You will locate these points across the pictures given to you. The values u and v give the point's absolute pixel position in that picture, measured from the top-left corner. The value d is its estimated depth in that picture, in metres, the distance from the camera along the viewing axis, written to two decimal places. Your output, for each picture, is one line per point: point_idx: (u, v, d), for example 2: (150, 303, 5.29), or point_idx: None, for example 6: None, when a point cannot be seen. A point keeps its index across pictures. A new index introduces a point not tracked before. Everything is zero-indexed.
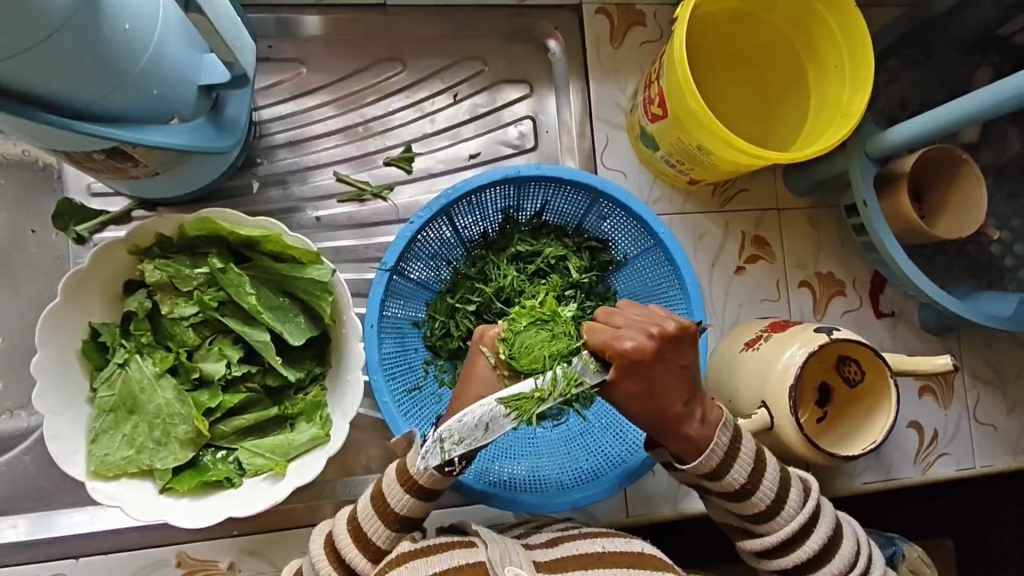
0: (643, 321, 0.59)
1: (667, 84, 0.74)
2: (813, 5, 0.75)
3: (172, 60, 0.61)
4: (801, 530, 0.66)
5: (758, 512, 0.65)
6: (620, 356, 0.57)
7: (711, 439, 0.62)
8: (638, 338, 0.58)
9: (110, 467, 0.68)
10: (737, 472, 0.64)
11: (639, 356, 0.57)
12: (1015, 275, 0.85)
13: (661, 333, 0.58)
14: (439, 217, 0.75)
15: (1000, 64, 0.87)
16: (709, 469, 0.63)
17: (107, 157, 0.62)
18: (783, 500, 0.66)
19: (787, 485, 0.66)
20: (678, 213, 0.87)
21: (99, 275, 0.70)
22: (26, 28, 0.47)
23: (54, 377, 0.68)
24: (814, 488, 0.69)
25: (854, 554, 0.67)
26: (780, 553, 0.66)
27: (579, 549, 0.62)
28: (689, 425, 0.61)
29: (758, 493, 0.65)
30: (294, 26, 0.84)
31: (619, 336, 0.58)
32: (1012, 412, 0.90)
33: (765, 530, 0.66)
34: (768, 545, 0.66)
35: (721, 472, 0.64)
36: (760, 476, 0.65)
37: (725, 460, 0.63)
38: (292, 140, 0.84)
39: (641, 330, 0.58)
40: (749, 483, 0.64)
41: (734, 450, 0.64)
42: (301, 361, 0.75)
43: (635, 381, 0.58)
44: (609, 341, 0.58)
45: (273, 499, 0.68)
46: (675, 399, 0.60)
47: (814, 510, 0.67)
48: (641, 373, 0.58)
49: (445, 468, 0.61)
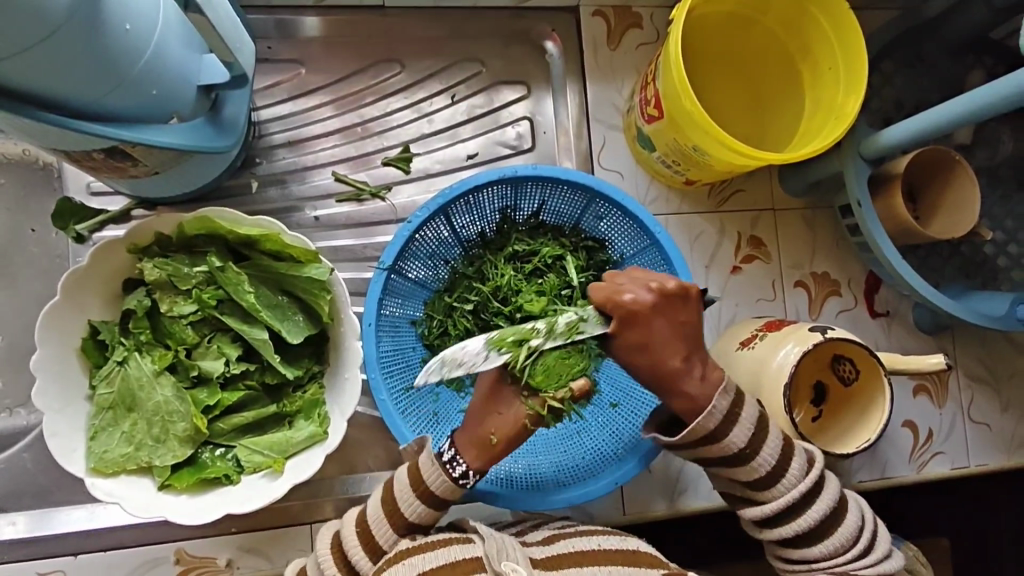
0: (646, 279, 0.63)
1: (662, 85, 0.74)
2: (807, 8, 0.76)
3: (171, 61, 0.61)
4: (803, 498, 0.67)
5: (758, 478, 0.67)
6: (619, 307, 0.61)
7: (710, 400, 0.64)
8: (638, 292, 0.62)
9: (109, 464, 0.68)
10: (737, 435, 0.65)
11: (637, 307, 0.61)
12: (1008, 275, 0.86)
13: (660, 288, 0.62)
14: (436, 217, 0.76)
15: (994, 66, 0.88)
16: (705, 433, 0.64)
17: (106, 156, 0.63)
18: (785, 469, 0.66)
19: (789, 455, 0.67)
20: (674, 213, 0.88)
21: (99, 273, 0.71)
22: (28, 27, 0.47)
23: (53, 375, 0.69)
24: (819, 460, 0.68)
25: (857, 528, 0.67)
26: (781, 522, 0.67)
27: (574, 546, 0.62)
28: (688, 383, 0.63)
29: (756, 459, 0.66)
30: (293, 28, 0.85)
31: (619, 290, 0.62)
32: (1006, 411, 0.91)
33: (766, 497, 0.67)
34: (768, 513, 0.67)
35: (718, 436, 0.65)
36: (760, 443, 0.66)
37: (723, 425, 0.64)
38: (291, 141, 0.85)
39: (642, 285, 0.62)
40: (749, 448, 0.66)
41: (734, 416, 0.65)
42: (299, 359, 0.75)
43: (633, 333, 0.61)
44: (608, 295, 0.62)
45: (271, 497, 0.69)
46: (672, 354, 0.62)
47: (816, 481, 0.67)
48: (638, 326, 0.61)
49: (458, 480, 0.64)
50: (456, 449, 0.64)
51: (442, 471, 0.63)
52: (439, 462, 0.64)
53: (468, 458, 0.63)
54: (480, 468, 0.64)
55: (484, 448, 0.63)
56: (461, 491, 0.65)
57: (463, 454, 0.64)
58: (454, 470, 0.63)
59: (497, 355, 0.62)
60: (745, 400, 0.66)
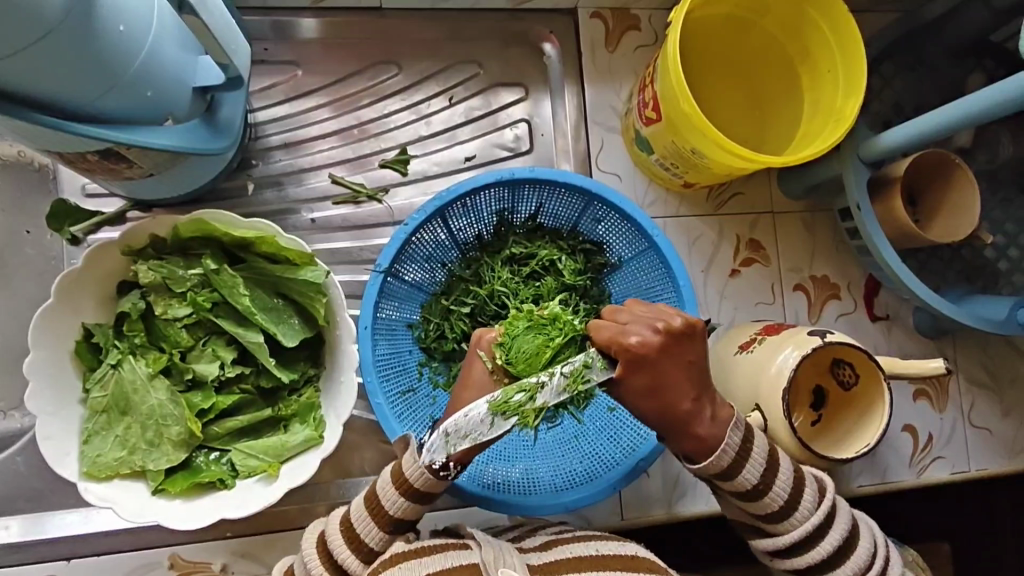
0: (650, 317, 0.61)
1: (661, 88, 0.74)
2: (805, 10, 0.75)
3: (167, 62, 0.61)
4: (816, 531, 0.66)
5: (770, 512, 0.66)
6: (625, 350, 0.60)
7: (721, 439, 0.63)
8: (643, 333, 0.60)
9: (102, 468, 0.67)
10: (749, 471, 0.65)
11: (644, 351, 0.60)
12: (1009, 279, 0.85)
13: (666, 328, 0.61)
14: (433, 220, 0.75)
15: (994, 69, 0.87)
16: (719, 469, 0.64)
17: (101, 158, 0.62)
18: (797, 502, 0.66)
19: (801, 487, 0.67)
20: (673, 216, 0.87)
21: (93, 275, 0.70)
22: (21, 28, 0.47)
23: (46, 378, 0.68)
24: (829, 487, 0.68)
25: (869, 555, 0.67)
26: (792, 554, 0.67)
27: (573, 553, 0.62)
28: (699, 425, 0.62)
29: (770, 494, 0.65)
30: (290, 29, 0.84)
31: (624, 331, 0.60)
32: (1007, 415, 0.90)
33: (779, 530, 0.67)
34: (780, 547, 0.67)
35: (733, 472, 0.65)
36: (773, 476, 0.66)
37: (735, 462, 0.64)
38: (288, 142, 0.84)
39: (648, 325, 0.61)
40: (762, 483, 0.65)
41: (747, 450, 0.65)
42: (295, 362, 0.75)
43: (641, 376, 0.60)
44: (612, 337, 0.60)
45: (267, 501, 0.68)
46: (682, 396, 0.61)
47: (828, 512, 0.67)
48: (645, 368, 0.60)
49: (439, 472, 0.61)
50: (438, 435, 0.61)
51: (421, 464, 0.62)
52: (420, 453, 0.62)
53: (452, 450, 0.60)
54: (461, 461, 0.61)
55: (467, 441, 0.60)
56: (442, 486, 0.63)
57: (445, 446, 0.61)
58: (433, 462, 0.61)
59: (502, 422, 0.59)
60: (754, 433, 0.66)
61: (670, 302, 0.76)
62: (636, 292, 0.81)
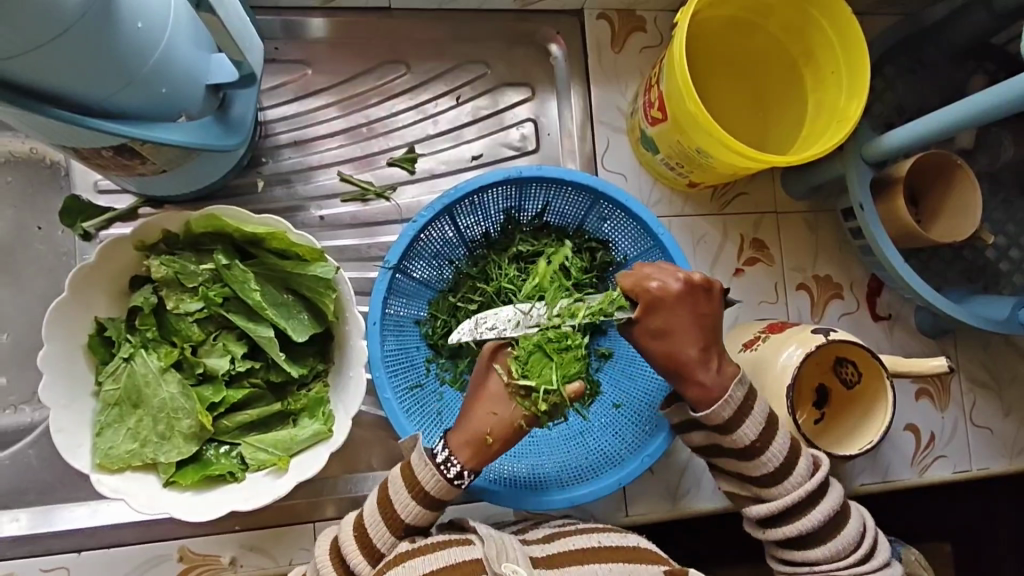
0: (674, 271, 0.68)
1: (666, 87, 0.75)
2: (810, 13, 0.76)
3: (181, 60, 0.62)
4: (807, 499, 0.67)
5: (764, 475, 0.68)
6: (646, 292, 0.66)
7: (725, 389, 0.66)
8: (666, 280, 0.66)
9: (114, 460, 0.68)
10: (748, 428, 0.67)
11: (663, 294, 0.65)
12: (1010, 279, 0.86)
13: (687, 278, 0.66)
14: (441, 217, 0.76)
15: (996, 72, 0.88)
16: (718, 422, 0.67)
17: (116, 154, 0.63)
18: (790, 467, 0.67)
19: (797, 452, 0.68)
20: (677, 215, 0.88)
21: (106, 270, 0.71)
22: (43, 22, 0.48)
23: (59, 372, 0.69)
24: (824, 463, 0.69)
25: (858, 534, 0.68)
26: (783, 521, 0.68)
27: (574, 545, 0.63)
28: (704, 373, 0.66)
29: (766, 454, 0.67)
30: (299, 29, 0.85)
31: (647, 277, 0.66)
32: (1008, 415, 0.91)
33: (770, 494, 0.68)
34: (771, 512, 0.68)
35: (732, 426, 0.67)
36: (771, 437, 0.67)
37: (734, 417, 0.66)
38: (296, 141, 0.85)
39: (671, 274, 0.67)
40: (760, 441, 0.67)
41: (747, 408, 0.67)
42: (304, 357, 0.75)
43: (655, 318, 0.66)
44: (636, 282, 0.66)
45: (275, 494, 0.69)
46: (689, 343, 0.66)
47: (822, 484, 0.68)
48: (661, 311, 0.66)
49: (453, 481, 0.64)
50: (450, 448, 0.64)
51: (435, 471, 0.64)
52: (433, 461, 0.64)
53: (462, 457, 0.64)
54: (474, 468, 0.64)
55: (478, 450, 0.64)
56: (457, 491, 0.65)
57: (458, 453, 0.64)
58: (449, 470, 0.64)
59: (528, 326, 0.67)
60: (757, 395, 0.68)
61: None
62: None
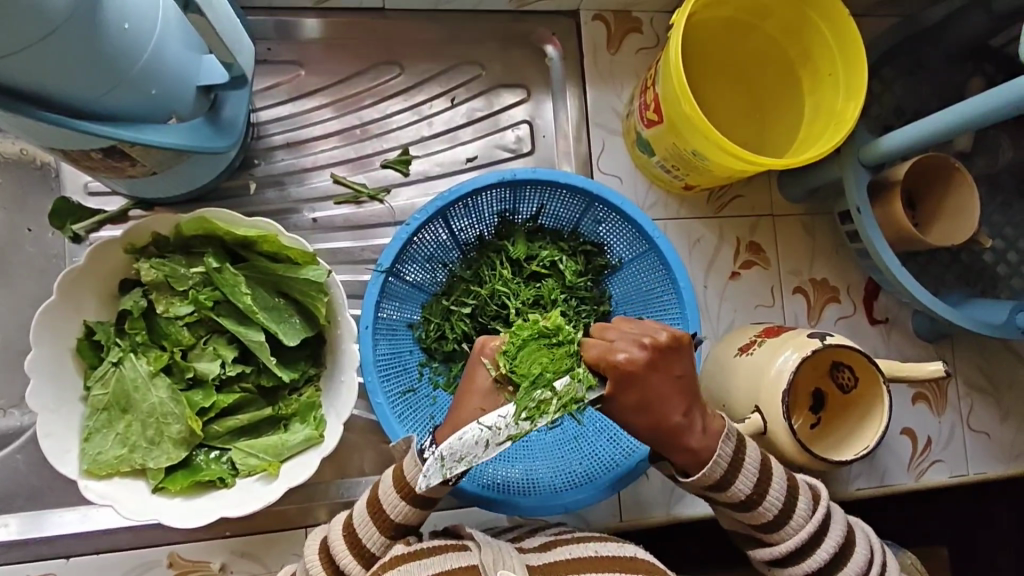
0: (636, 334, 0.62)
1: (663, 90, 0.74)
2: (807, 15, 0.75)
3: (171, 61, 0.61)
4: (811, 537, 0.67)
5: (765, 522, 0.67)
6: (613, 367, 0.60)
7: (712, 451, 0.64)
8: (631, 351, 0.60)
9: (102, 466, 0.67)
10: (743, 483, 0.66)
11: (632, 368, 0.60)
12: (1008, 283, 0.86)
13: (653, 343, 0.61)
14: (435, 219, 0.76)
15: (994, 74, 0.88)
16: (712, 482, 0.65)
17: (104, 156, 0.62)
18: (791, 511, 0.67)
19: (795, 495, 0.68)
20: (673, 218, 0.88)
21: (95, 273, 0.70)
22: (28, 23, 0.47)
23: (48, 376, 0.68)
24: (824, 494, 0.70)
25: (867, 561, 0.68)
26: (790, 562, 0.68)
27: (572, 553, 0.62)
28: (691, 437, 0.63)
29: (763, 504, 0.66)
30: (293, 29, 0.85)
31: (612, 349, 0.61)
32: (1005, 419, 0.91)
33: (775, 539, 0.68)
34: (779, 555, 0.68)
35: (727, 483, 0.65)
36: (767, 486, 0.67)
37: (728, 474, 0.65)
38: (289, 142, 0.84)
39: (634, 342, 0.61)
40: (756, 493, 0.66)
41: (739, 462, 0.65)
42: (296, 362, 0.75)
43: (630, 394, 0.60)
44: (601, 354, 0.61)
45: (266, 500, 0.68)
46: (672, 411, 0.61)
47: (823, 518, 0.68)
48: (636, 385, 0.60)
49: (441, 478, 0.61)
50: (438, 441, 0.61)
51: (422, 469, 0.62)
52: (421, 457, 0.62)
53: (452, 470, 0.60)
54: (460, 472, 0.60)
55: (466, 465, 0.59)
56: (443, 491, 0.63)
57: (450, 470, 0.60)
58: (431, 470, 0.60)
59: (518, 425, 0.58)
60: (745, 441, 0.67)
61: (672, 304, 0.77)
62: (635, 295, 0.82)
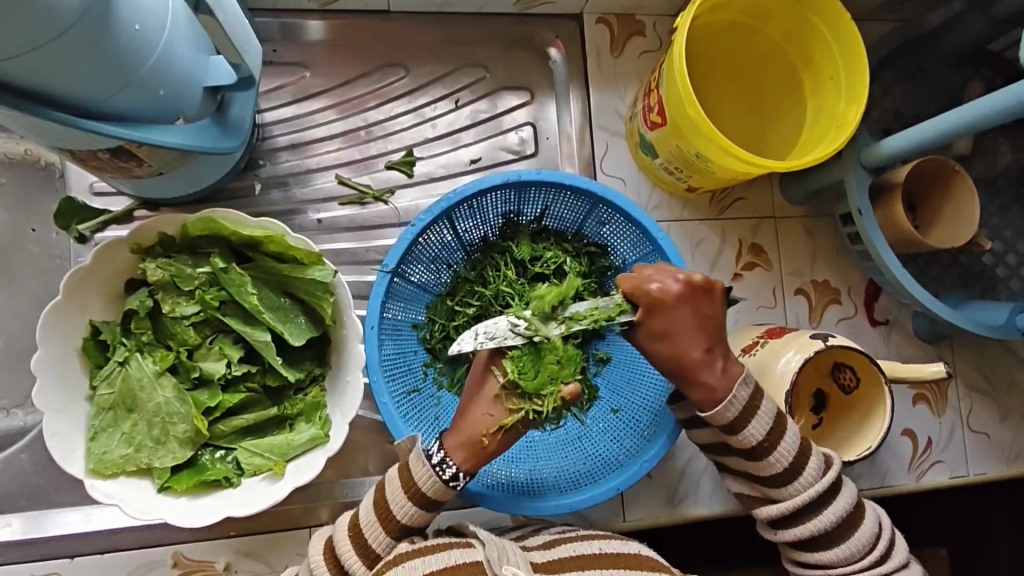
0: (675, 272, 0.66)
1: (667, 91, 0.75)
2: (809, 18, 0.76)
3: (179, 62, 0.61)
4: (818, 499, 0.67)
5: (773, 474, 0.68)
6: (645, 294, 0.63)
7: (729, 390, 0.66)
8: (665, 281, 0.64)
9: (108, 465, 0.67)
10: (755, 428, 0.67)
11: (662, 296, 0.63)
12: (1007, 284, 0.86)
13: (688, 279, 0.64)
14: (440, 221, 0.76)
15: (993, 79, 0.88)
16: (725, 422, 0.66)
17: (111, 156, 0.63)
18: (799, 469, 0.67)
19: (807, 453, 0.68)
20: (676, 219, 0.88)
21: (101, 273, 0.71)
22: (40, 25, 0.47)
23: (54, 376, 0.68)
24: (836, 463, 0.69)
25: (874, 535, 0.68)
26: (795, 521, 0.68)
27: (574, 551, 0.62)
28: (709, 374, 0.65)
29: (774, 454, 0.67)
30: (297, 31, 0.85)
31: (646, 279, 0.64)
32: (1004, 420, 0.91)
33: (782, 494, 0.68)
34: (783, 512, 0.68)
35: (738, 427, 0.67)
36: (780, 436, 0.67)
37: (742, 416, 0.66)
38: (294, 143, 0.85)
39: (672, 277, 0.65)
40: (768, 442, 0.67)
41: (755, 407, 0.67)
42: (301, 361, 0.75)
43: (656, 321, 0.64)
44: (636, 285, 0.64)
45: (272, 499, 0.69)
46: (695, 345, 0.64)
47: (831, 485, 0.68)
48: (660, 314, 0.64)
49: (449, 481, 0.63)
50: (445, 449, 0.63)
51: (432, 471, 0.63)
52: (430, 462, 0.63)
53: (457, 458, 0.63)
54: (471, 470, 0.64)
55: (473, 449, 0.63)
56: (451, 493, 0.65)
57: (452, 455, 0.63)
58: (444, 472, 0.63)
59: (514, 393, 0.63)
60: (763, 392, 0.68)
61: None
62: None
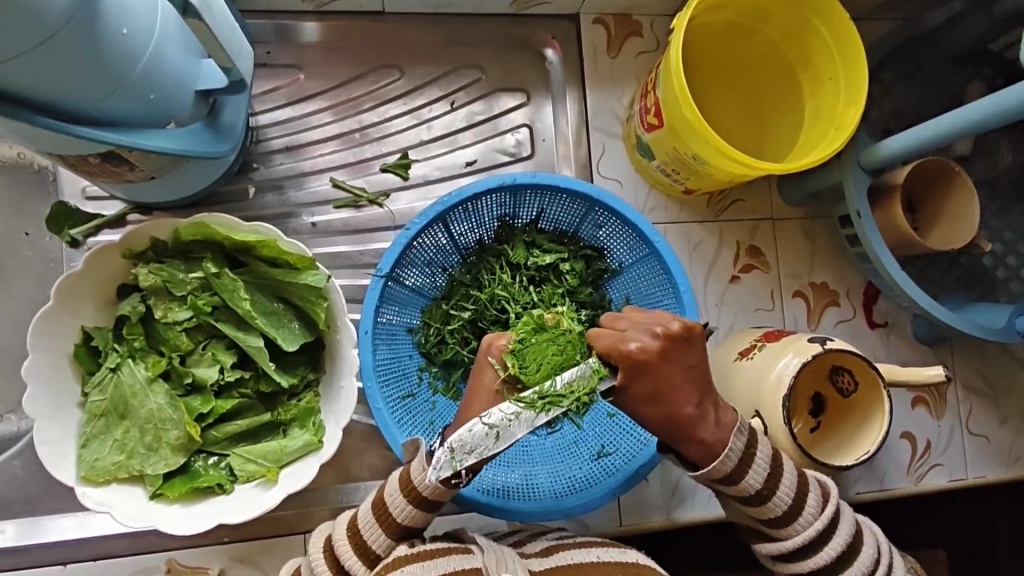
0: (648, 324, 0.63)
1: (663, 93, 0.74)
2: (807, 19, 0.75)
3: (170, 66, 0.61)
4: (821, 533, 0.66)
5: (774, 517, 0.66)
6: (626, 357, 0.61)
7: (725, 443, 0.63)
8: (643, 339, 0.61)
9: (99, 472, 0.67)
10: (753, 477, 0.65)
11: (644, 357, 0.61)
12: (1006, 287, 0.86)
13: (665, 332, 0.62)
14: (435, 224, 0.75)
15: (993, 78, 0.88)
16: (723, 475, 0.64)
17: (102, 161, 0.62)
18: (800, 507, 0.66)
19: (805, 491, 0.67)
20: (673, 222, 0.87)
21: (93, 278, 0.70)
22: (26, 30, 0.47)
23: (45, 382, 0.68)
24: (834, 492, 0.69)
25: (874, 560, 0.67)
26: (797, 558, 0.67)
27: (573, 559, 0.62)
28: (703, 429, 0.62)
29: (774, 498, 0.65)
30: (292, 32, 0.84)
31: (624, 339, 0.61)
32: (1004, 422, 0.91)
33: (785, 534, 0.67)
34: (785, 551, 0.67)
35: (737, 477, 0.64)
36: (777, 481, 0.66)
37: (739, 468, 0.64)
38: (289, 146, 0.84)
39: (647, 331, 0.62)
40: (766, 488, 0.65)
41: (751, 455, 0.65)
42: (294, 367, 0.74)
43: (643, 383, 0.61)
44: (613, 344, 0.61)
45: (264, 507, 0.68)
46: (686, 400, 0.61)
47: (833, 516, 0.67)
48: (647, 375, 0.61)
49: (450, 481, 0.59)
50: (446, 445, 0.60)
51: (429, 474, 0.61)
52: (428, 461, 0.61)
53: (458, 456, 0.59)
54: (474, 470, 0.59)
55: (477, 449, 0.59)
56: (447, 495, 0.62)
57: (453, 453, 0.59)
58: (445, 470, 0.59)
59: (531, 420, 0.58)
60: (756, 437, 0.66)
61: (671, 307, 0.76)
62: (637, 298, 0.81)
